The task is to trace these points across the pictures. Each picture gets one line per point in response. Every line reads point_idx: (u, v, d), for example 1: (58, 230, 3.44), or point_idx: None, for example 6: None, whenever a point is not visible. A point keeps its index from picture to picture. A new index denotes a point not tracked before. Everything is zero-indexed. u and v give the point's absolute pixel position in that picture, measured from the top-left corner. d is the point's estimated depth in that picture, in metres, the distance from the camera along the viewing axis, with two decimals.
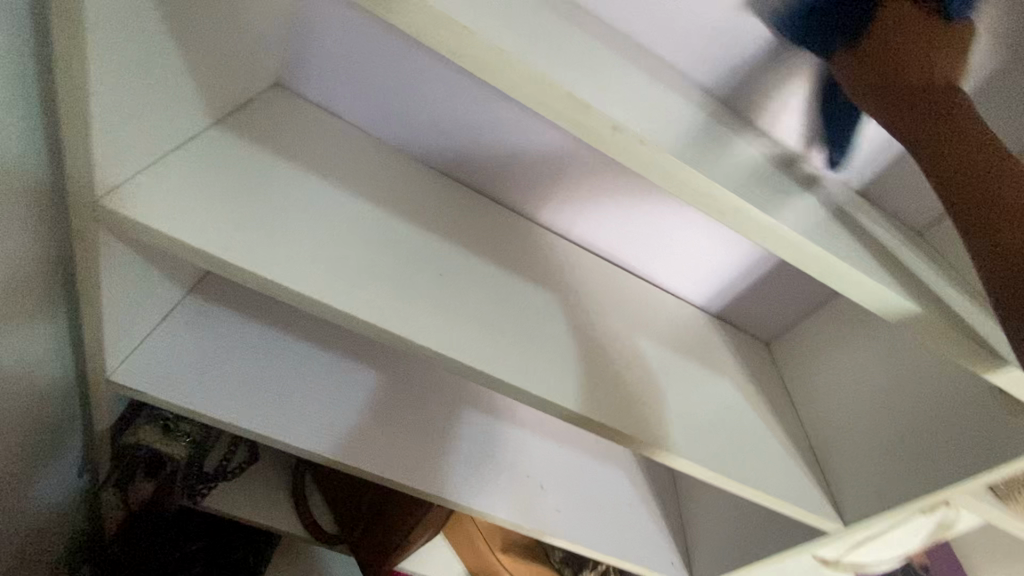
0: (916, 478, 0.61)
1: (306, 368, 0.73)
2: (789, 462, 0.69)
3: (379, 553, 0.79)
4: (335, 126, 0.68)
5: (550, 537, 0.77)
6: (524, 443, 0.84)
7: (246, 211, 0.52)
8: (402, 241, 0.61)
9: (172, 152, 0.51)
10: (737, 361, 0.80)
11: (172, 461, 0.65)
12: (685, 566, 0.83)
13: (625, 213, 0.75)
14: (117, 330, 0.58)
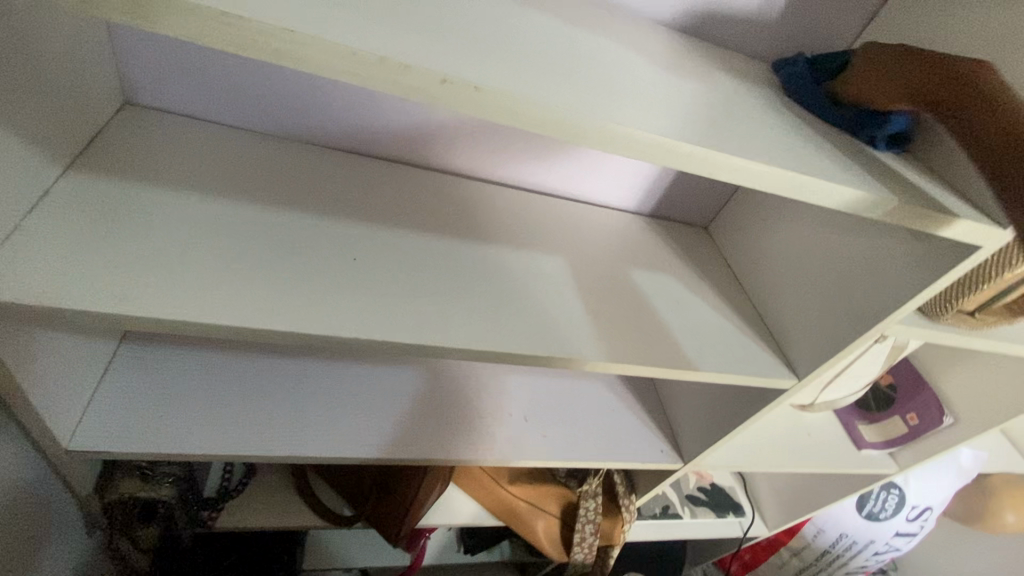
0: (854, 320, 0.65)
1: (265, 377, 0.73)
2: (740, 337, 0.73)
3: (394, 520, 0.84)
4: (206, 133, 0.65)
5: (545, 461, 0.82)
6: (501, 384, 0.87)
7: (132, 256, 0.49)
8: (309, 235, 0.59)
9: (28, 216, 0.48)
10: (677, 255, 0.82)
11: (161, 502, 0.67)
12: (675, 450, 0.90)
13: (534, 138, 0.75)
14: (57, 402, 0.57)
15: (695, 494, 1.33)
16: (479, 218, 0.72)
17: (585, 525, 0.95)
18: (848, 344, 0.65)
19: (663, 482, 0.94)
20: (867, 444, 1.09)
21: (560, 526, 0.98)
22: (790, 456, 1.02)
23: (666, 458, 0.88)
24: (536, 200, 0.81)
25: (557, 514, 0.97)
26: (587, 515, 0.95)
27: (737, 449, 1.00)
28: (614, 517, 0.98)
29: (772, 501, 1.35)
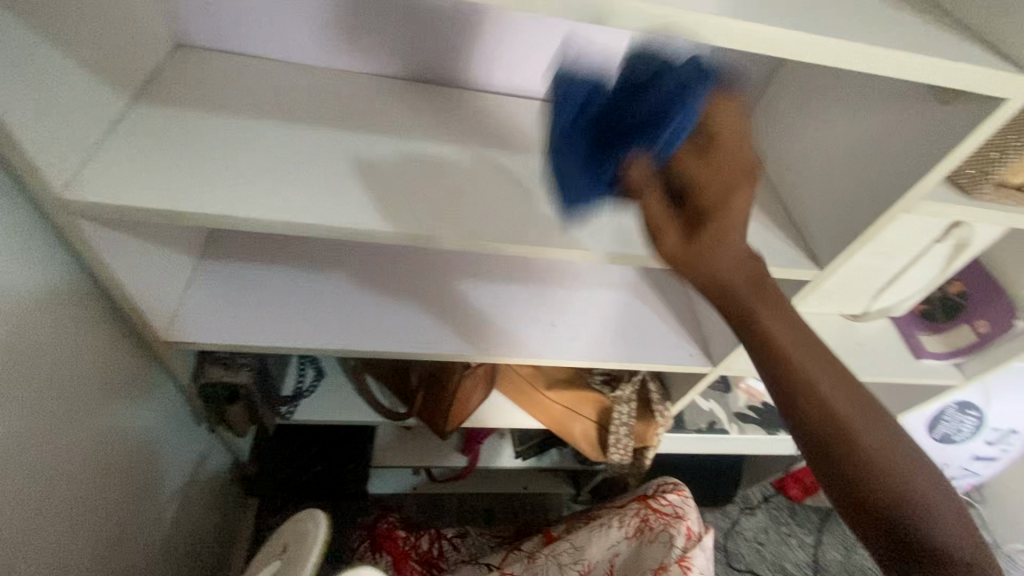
0: (878, 202, 0.62)
1: (316, 285, 0.83)
2: (761, 230, 0.72)
3: (440, 414, 0.95)
4: (244, 65, 0.72)
5: (571, 361, 0.86)
6: (532, 293, 0.92)
7: (185, 167, 0.58)
8: (334, 146, 0.66)
9: (105, 140, 0.58)
10: None
11: (242, 387, 0.81)
12: (705, 354, 0.91)
13: (547, 47, 0.76)
14: (152, 300, 0.70)
15: (747, 411, 1.31)
16: (494, 127, 0.75)
17: (619, 427, 1.01)
18: (870, 227, 0.63)
19: (695, 387, 0.96)
20: (928, 354, 1.03)
21: (597, 429, 1.05)
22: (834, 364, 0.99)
23: (695, 361, 0.90)
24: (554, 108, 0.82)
25: (593, 417, 1.03)
26: (621, 418, 1.01)
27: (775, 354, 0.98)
28: (648, 421, 1.03)
29: None
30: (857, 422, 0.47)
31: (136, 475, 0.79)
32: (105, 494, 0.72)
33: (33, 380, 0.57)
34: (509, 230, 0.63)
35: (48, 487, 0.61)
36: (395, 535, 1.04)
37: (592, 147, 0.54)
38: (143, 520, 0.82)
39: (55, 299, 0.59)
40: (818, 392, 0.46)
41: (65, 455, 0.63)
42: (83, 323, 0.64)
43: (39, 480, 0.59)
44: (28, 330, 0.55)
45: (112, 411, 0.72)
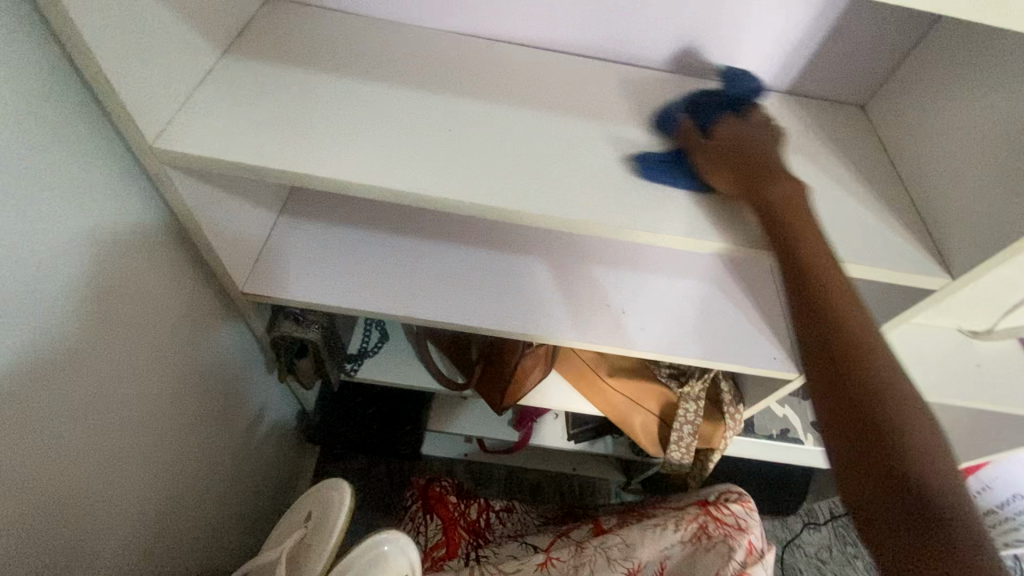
0: None
1: (387, 249, 0.83)
2: (879, 228, 0.62)
3: (497, 389, 0.93)
4: (331, 19, 0.71)
5: (642, 352, 0.80)
6: (605, 275, 0.87)
7: (268, 122, 0.58)
8: (413, 108, 0.64)
9: (196, 91, 0.59)
10: (813, 136, 0.71)
11: (313, 343, 0.83)
12: (792, 359, 0.83)
13: (649, 7, 0.69)
14: (233, 252, 0.72)
15: None
16: (582, 94, 0.70)
17: (684, 425, 0.95)
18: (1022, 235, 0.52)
19: (776, 393, 0.88)
20: None
21: (658, 423, 1.00)
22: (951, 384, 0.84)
23: (780, 366, 0.82)
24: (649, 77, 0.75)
25: (656, 410, 0.99)
26: (686, 416, 0.94)
27: None
28: (716, 422, 0.97)
29: None
30: (892, 426, 0.49)
31: (216, 411, 0.85)
32: (188, 425, 0.78)
33: (122, 318, 0.60)
34: (590, 207, 0.58)
35: (138, 413, 0.66)
36: (447, 500, 1.05)
37: (673, 155, 0.63)
38: (219, 454, 0.89)
39: (145, 243, 0.62)
40: (868, 388, 0.51)
41: (150, 390, 0.68)
42: (174, 267, 0.68)
43: (131, 406, 0.64)
44: (118, 270, 0.58)
45: (194, 352, 0.76)
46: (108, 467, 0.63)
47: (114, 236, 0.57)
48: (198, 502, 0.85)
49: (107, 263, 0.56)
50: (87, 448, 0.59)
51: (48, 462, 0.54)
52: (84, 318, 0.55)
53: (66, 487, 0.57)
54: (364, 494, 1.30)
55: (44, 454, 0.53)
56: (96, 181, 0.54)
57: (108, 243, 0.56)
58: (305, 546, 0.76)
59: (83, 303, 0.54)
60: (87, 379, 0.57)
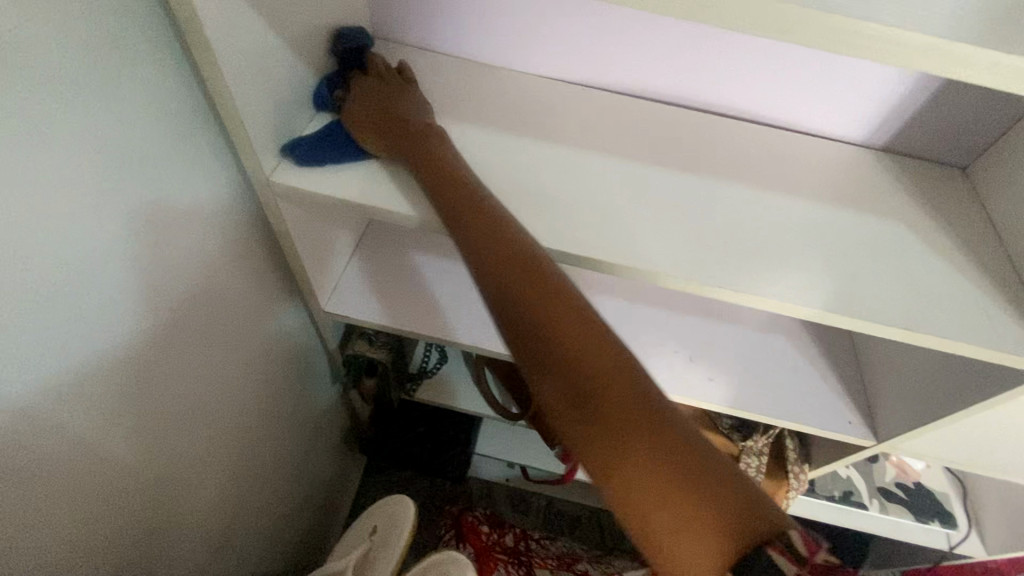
0: None
1: (459, 278, 0.85)
2: (979, 303, 0.59)
3: (552, 424, 0.93)
4: (429, 59, 0.74)
5: (707, 403, 0.78)
6: (675, 320, 0.85)
7: (369, 160, 0.62)
8: (500, 151, 0.66)
9: (306, 126, 0.64)
10: (909, 198, 0.69)
11: (380, 362, 0.86)
12: (869, 426, 0.78)
13: (743, 61, 0.68)
14: (317, 273, 0.76)
15: (892, 490, 1.14)
16: None
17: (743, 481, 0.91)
18: None
19: (846, 459, 0.84)
20: None
21: None
22: None
23: (855, 433, 0.78)
24: (738, 126, 0.74)
25: None
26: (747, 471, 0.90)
27: (957, 441, 0.79)
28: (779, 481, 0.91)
29: (999, 524, 1.10)
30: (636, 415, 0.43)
31: (281, 414, 0.89)
32: (256, 426, 0.82)
33: (211, 333, 0.66)
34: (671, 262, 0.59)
35: (214, 411, 0.70)
36: (479, 530, 1.05)
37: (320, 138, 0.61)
38: (280, 455, 0.93)
39: (240, 262, 0.68)
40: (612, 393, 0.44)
41: (227, 401, 0.73)
42: (259, 279, 0.73)
43: (208, 404, 0.69)
44: (211, 287, 0.64)
45: (270, 366, 0.81)
46: (184, 460, 0.67)
47: (215, 256, 0.63)
48: (256, 499, 0.89)
49: (203, 280, 0.62)
50: (168, 441, 0.63)
51: (139, 464, 0.59)
52: (179, 325, 0.60)
53: (148, 475, 0.61)
54: None
55: (134, 443, 0.58)
56: (211, 208, 0.60)
57: (210, 262, 0.62)
58: (373, 557, 0.79)
59: (179, 312, 0.59)
60: (174, 377, 0.61)
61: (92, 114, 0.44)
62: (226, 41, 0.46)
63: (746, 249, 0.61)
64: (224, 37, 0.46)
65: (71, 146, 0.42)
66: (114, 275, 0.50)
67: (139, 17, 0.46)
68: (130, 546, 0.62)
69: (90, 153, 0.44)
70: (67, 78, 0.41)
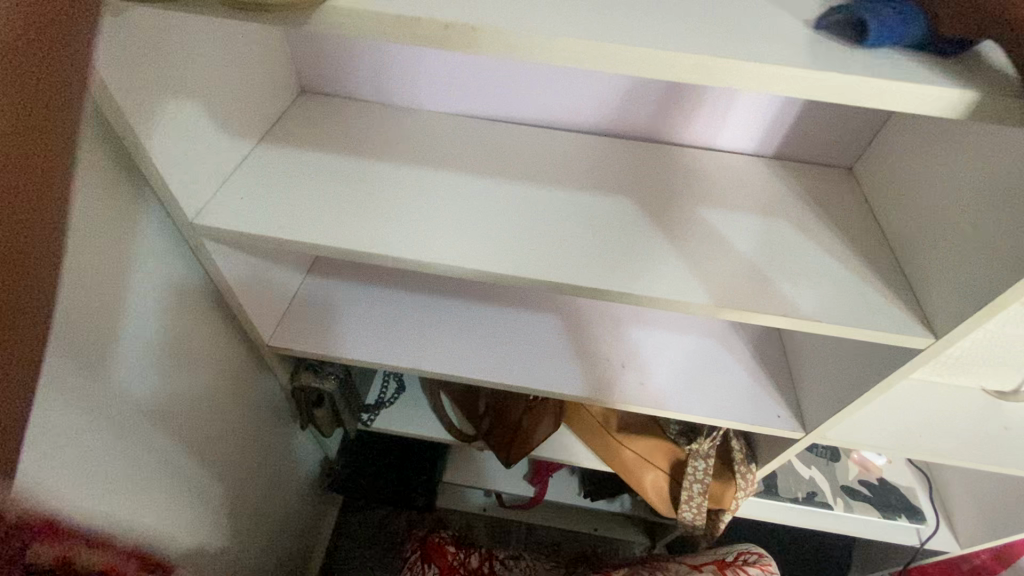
0: (999, 264, 0.51)
1: (400, 304, 0.89)
2: (863, 287, 0.64)
3: (507, 441, 0.97)
4: (354, 106, 0.82)
5: (641, 407, 0.82)
6: (606, 331, 0.89)
7: (292, 197, 0.68)
8: (414, 182, 0.72)
9: (234, 173, 0.69)
10: (797, 198, 0.74)
11: (328, 392, 0.90)
12: (797, 417, 0.81)
13: (631, 86, 0.76)
14: (260, 307, 0.81)
15: (856, 487, 1.14)
16: (571, 165, 0.76)
17: (693, 484, 0.93)
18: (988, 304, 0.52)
19: (784, 454, 0.86)
20: None
21: (668, 482, 0.98)
22: (965, 447, 0.80)
23: (783, 425, 0.80)
24: (638, 146, 0.81)
25: (665, 469, 0.97)
26: (694, 474, 0.93)
27: (884, 424, 0.82)
28: (727, 481, 0.94)
29: (965, 514, 1.10)
30: None
31: (247, 455, 0.94)
32: (218, 463, 0.87)
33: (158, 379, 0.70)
34: (569, 269, 0.63)
35: (169, 448, 0.75)
36: (445, 550, 1.05)
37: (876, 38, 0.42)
38: (247, 493, 0.97)
39: (186, 312, 0.73)
40: None
41: (179, 446, 0.77)
42: (216, 331, 0.80)
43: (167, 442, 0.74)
44: (159, 340, 0.69)
45: (223, 408, 0.86)
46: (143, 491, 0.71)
47: (154, 312, 0.67)
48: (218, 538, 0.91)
49: (144, 336, 0.66)
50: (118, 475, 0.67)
51: (90, 514, 0.63)
52: (136, 365, 0.66)
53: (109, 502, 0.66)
54: (384, 546, 1.32)
55: (79, 484, 0.61)
56: (144, 250, 0.63)
57: (146, 315, 0.66)
58: None
59: (133, 354, 0.65)
60: (135, 413, 0.67)
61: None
62: (134, 103, 0.52)
63: (640, 254, 0.66)
64: (130, 101, 0.51)
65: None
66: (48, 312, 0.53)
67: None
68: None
69: None
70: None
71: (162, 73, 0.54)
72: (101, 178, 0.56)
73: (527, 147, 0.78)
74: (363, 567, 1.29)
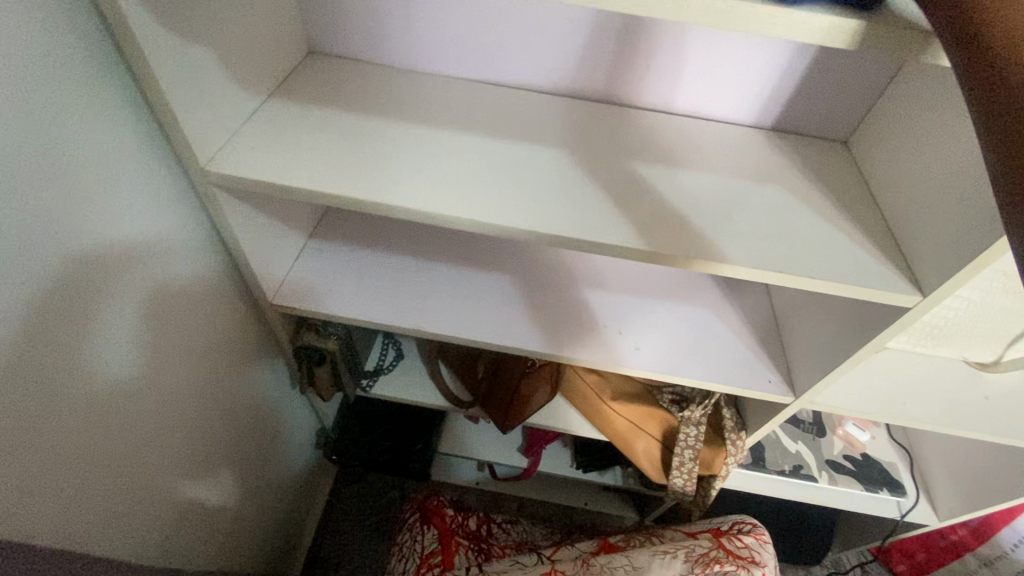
0: (987, 222, 0.54)
1: (402, 267, 0.91)
2: (855, 249, 0.66)
3: (504, 407, 0.99)
4: (361, 67, 0.82)
5: (637, 370, 0.84)
6: (604, 298, 0.91)
7: (301, 150, 0.68)
8: (420, 140, 0.73)
9: (243, 125, 0.70)
10: (793, 166, 0.77)
11: (329, 352, 0.92)
12: (787, 382, 0.84)
13: (635, 53, 0.77)
14: (264, 264, 0.82)
15: (841, 461, 1.17)
16: (574, 130, 0.78)
17: (685, 450, 0.96)
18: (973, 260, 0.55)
19: (774, 420, 0.89)
20: None
21: (661, 449, 1.00)
22: (945, 413, 0.84)
23: (775, 390, 0.83)
24: (640, 114, 0.82)
25: (658, 436, 1.00)
26: (687, 440, 0.95)
27: (870, 391, 0.85)
28: (718, 448, 0.97)
29: (945, 487, 1.13)
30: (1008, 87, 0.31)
31: (246, 415, 0.96)
32: (218, 421, 0.88)
33: (166, 321, 0.71)
34: (572, 225, 0.65)
35: (176, 393, 0.76)
36: (443, 513, 1.06)
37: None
38: (245, 454, 0.98)
39: (193, 258, 0.74)
40: None
41: (185, 391, 0.78)
42: (219, 287, 0.81)
43: (172, 389, 0.75)
44: (165, 281, 0.69)
45: (227, 360, 0.87)
46: (148, 434, 0.72)
47: (164, 254, 0.68)
48: (219, 488, 0.92)
49: (152, 276, 0.67)
50: (127, 412, 0.68)
51: (99, 447, 0.64)
52: (143, 307, 0.66)
53: (116, 446, 0.67)
54: (378, 515, 1.34)
55: (89, 416, 0.62)
56: (150, 194, 0.64)
57: (154, 257, 0.67)
58: None
59: (139, 295, 0.66)
60: (142, 360, 0.68)
61: (53, 103, 0.50)
62: (151, 42, 0.53)
63: (641, 212, 0.67)
64: (146, 38, 0.52)
65: (20, 120, 0.47)
66: (59, 242, 0.53)
67: (87, 35, 0.52)
68: (97, 515, 0.66)
69: (37, 135, 0.49)
70: (30, 83, 0.47)
71: (177, 13, 0.55)
72: (112, 116, 0.56)
73: (532, 112, 0.80)
74: (357, 535, 1.31)
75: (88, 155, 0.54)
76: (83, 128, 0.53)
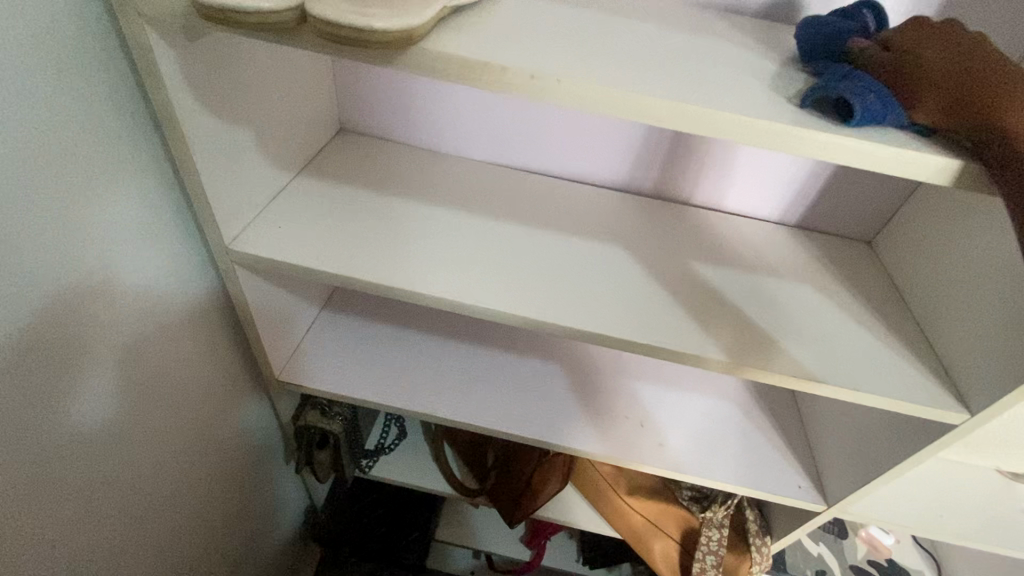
0: None
1: (416, 346, 0.87)
2: (893, 358, 0.64)
3: (513, 498, 0.92)
4: (390, 147, 0.83)
5: (659, 469, 0.79)
6: (624, 387, 0.88)
7: (327, 230, 0.67)
8: (448, 225, 0.72)
9: (271, 202, 0.69)
10: (821, 266, 0.76)
11: (332, 433, 0.87)
12: (818, 489, 0.79)
13: (663, 149, 0.79)
14: (275, 340, 0.78)
15: (867, 568, 1.10)
16: (602, 220, 0.78)
17: (707, 555, 0.89)
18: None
19: (803, 528, 0.83)
20: None
21: (680, 552, 0.92)
22: (984, 530, 0.79)
23: (805, 496, 0.78)
24: (666, 205, 0.83)
25: (675, 537, 0.92)
26: (709, 544, 0.89)
27: (902, 501, 0.80)
28: (741, 554, 0.90)
29: None
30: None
31: (235, 496, 0.88)
32: (203, 509, 0.80)
33: (167, 399, 0.66)
34: (603, 321, 0.63)
35: (167, 477, 0.70)
36: None
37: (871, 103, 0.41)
38: (228, 541, 0.89)
39: (204, 333, 0.70)
40: None
41: (176, 474, 0.71)
42: (217, 359, 0.74)
43: (163, 472, 0.69)
44: (171, 357, 0.65)
45: (223, 439, 0.81)
46: (131, 525, 0.65)
47: (176, 329, 0.65)
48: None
49: (160, 352, 0.63)
50: (111, 502, 0.61)
51: (74, 543, 0.57)
52: (146, 386, 0.62)
53: (73, 552, 0.57)
54: None
55: (67, 509, 0.55)
56: (168, 271, 0.62)
57: (164, 332, 0.63)
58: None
59: (144, 374, 0.61)
60: (131, 449, 0.62)
61: (83, 182, 0.48)
62: (190, 126, 0.52)
63: (673, 311, 0.66)
64: (187, 123, 0.51)
65: (45, 200, 0.45)
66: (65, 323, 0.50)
67: (124, 117, 0.51)
68: None
69: (60, 214, 0.47)
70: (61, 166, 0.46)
71: (219, 98, 0.55)
72: (140, 195, 0.55)
73: (559, 199, 0.80)
74: None
75: (111, 234, 0.53)
76: (109, 208, 0.52)
